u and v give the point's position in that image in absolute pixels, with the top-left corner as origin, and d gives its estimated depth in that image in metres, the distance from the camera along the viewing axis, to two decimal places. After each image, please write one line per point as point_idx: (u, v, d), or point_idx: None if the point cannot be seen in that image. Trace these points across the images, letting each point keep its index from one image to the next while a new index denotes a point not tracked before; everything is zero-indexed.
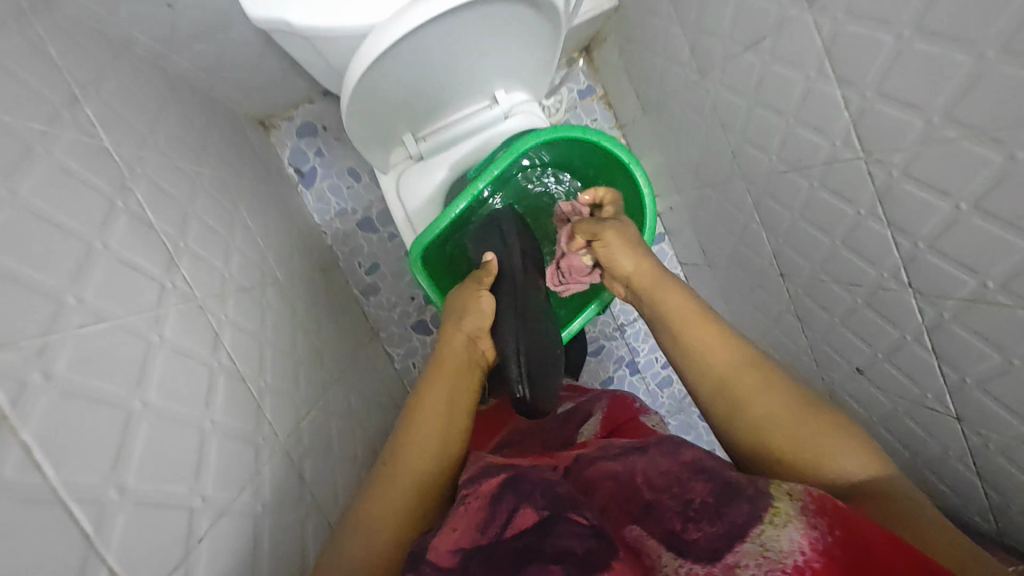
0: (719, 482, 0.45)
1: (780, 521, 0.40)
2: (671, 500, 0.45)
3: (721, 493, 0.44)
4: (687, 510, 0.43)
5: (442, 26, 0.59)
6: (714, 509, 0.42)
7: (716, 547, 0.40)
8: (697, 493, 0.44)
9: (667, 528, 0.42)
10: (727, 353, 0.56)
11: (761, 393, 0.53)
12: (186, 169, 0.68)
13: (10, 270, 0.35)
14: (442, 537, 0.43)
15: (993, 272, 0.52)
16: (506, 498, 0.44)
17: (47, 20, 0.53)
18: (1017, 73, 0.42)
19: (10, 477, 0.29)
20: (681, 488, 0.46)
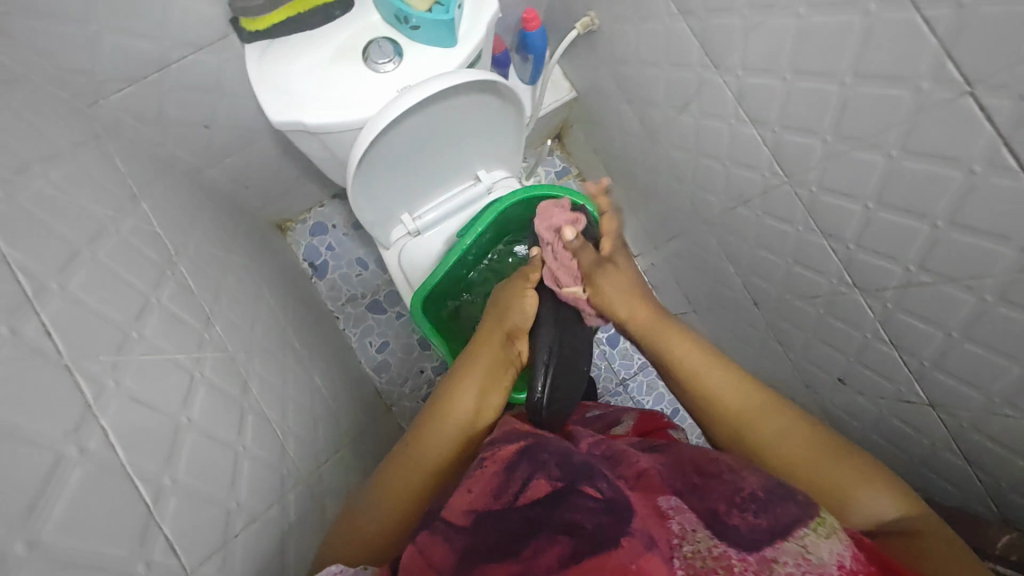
0: (771, 482, 0.47)
1: (825, 533, 0.42)
2: (727, 485, 0.47)
3: (774, 493, 0.45)
4: (736, 497, 0.45)
5: (424, 114, 0.71)
6: (761, 504, 0.44)
7: (757, 538, 0.41)
8: (753, 484, 0.46)
9: (708, 511, 0.44)
10: (739, 393, 0.58)
11: (779, 427, 0.55)
12: (217, 255, 0.80)
13: (91, 307, 0.44)
14: (458, 496, 0.47)
15: (910, 255, 0.61)
16: (520, 468, 0.48)
17: (116, 141, 0.67)
18: (873, 90, 0.54)
19: (93, 449, 0.37)
20: (733, 480, 0.48)
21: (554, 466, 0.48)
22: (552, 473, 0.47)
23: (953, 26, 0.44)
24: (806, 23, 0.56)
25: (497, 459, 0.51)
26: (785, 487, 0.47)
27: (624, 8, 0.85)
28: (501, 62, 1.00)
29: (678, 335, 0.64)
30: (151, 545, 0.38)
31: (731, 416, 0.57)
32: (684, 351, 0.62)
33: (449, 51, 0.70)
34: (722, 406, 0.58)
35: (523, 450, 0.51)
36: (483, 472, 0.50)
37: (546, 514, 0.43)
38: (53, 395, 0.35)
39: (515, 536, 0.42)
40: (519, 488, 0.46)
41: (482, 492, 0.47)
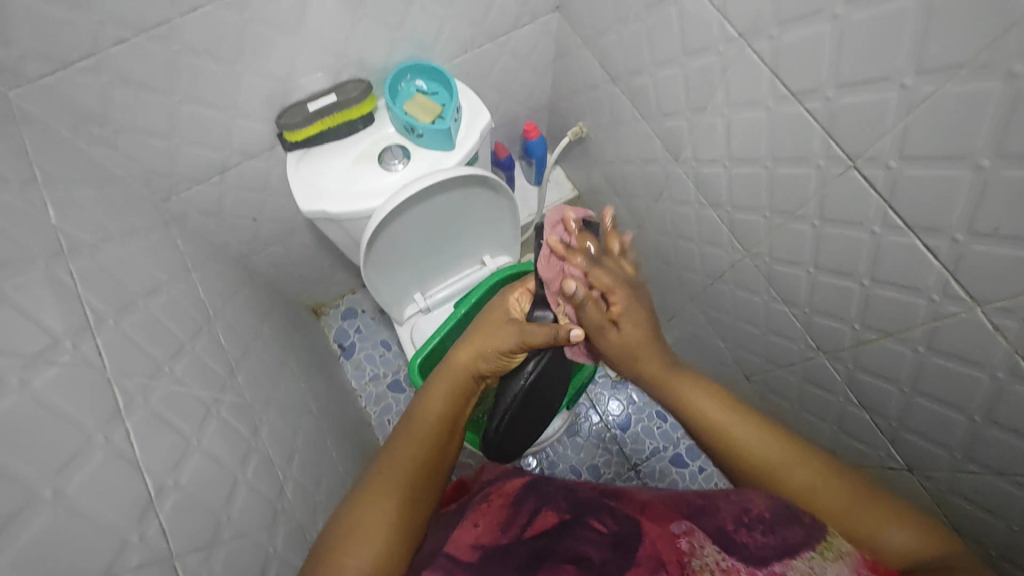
0: (779, 505, 0.45)
1: (831, 555, 0.39)
2: (730, 508, 0.47)
3: (779, 514, 0.44)
4: (743, 517, 0.45)
5: (426, 204, 0.85)
6: (768, 524, 0.43)
7: (765, 555, 0.40)
8: (757, 505, 0.46)
9: (716, 530, 0.44)
10: (751, 429, 0.54)
11: (796, 465, 0.51)
12: (251, 324, 0.93)
13: (135, 343, 0.56)
14: (465, 530, 0.52)
15: (853, 315, 0.66)
16: None
17: (179, 227, 0.84)
18: (788, 171, 0.63)
19: (119, 441, 0.46)
20: (739, 501, 0.47)
21: (560, 502, 0.54)
22: (558, 508, 0.53)
23: (827, 115, 0.54)
24: (730, 120, 0.67)
25: (503, 494, 0.59)
26: (793, 510, 0.45)
27: (603, 118, 0.99)
28: (505, 165, 1.15)
29: (688, 373, 0.60)
30: (148, 523, 0.44)
31: (748, 465, 0.53)
32: (697, 397, 0.57)
33: (448, 153, 0.86)
34: (743, 454, 0.53)
35: (528, 489, 0.59)
36: (489, 505, 0.56)
37: None
38: (93, 395, 0.46)
39: (518, 567, 0.44)
40: (525, 520, 0.52)
41: (489, 523, 0.52)
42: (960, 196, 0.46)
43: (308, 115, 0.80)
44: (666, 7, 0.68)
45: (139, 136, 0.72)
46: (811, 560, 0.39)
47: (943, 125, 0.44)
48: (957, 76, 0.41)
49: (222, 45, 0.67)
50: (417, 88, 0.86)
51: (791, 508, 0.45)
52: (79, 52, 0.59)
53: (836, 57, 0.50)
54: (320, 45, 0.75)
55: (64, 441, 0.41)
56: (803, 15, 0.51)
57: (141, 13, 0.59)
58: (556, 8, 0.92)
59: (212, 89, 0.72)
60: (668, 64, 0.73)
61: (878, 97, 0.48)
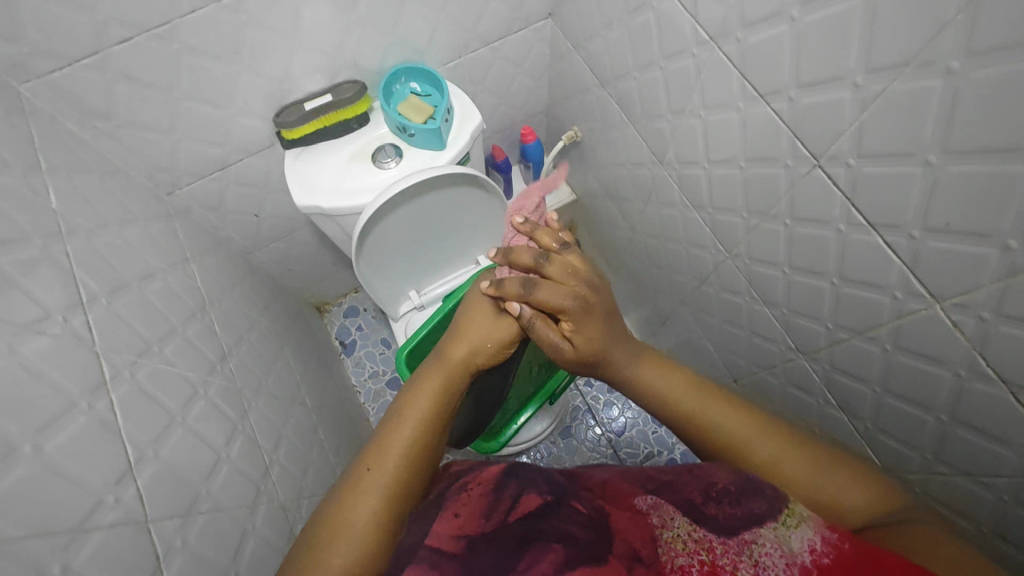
0: (740, 478, 0.47)
1: (794, 522, 0.39)
2: (697, 483, 0.48)
3: (743, 489, 0.46)
4: (709, 490, 0.46)
5: (417, 201, 0.88)
6: (734, 497, 0.45)
7: (733, 526, 0.41)
8: (721, 480, 0.47)
9: (686, 502, 0.45)
10: (713, 410, 0.57)
11: (757, 441, 0.53)
12: (249, 315, 0.96)
13: (126, 322, 0.59)
14: (444, 520, 0.46)
15: (827, 314, 0.66)
16: (507, 489, 0.49)
17: (181, 220, 0.88)
18: (761, 171, 0.64)
19: (102, 409, 0.49)
20: (705, 476, 0.49)
21: (541, 484, 0.51)
22: (541, 489, 0.49)
23: (791, 115, 0.55)
24: (706, 121, 0.69)
25: (480, 482, 0.52)
26: (756, 483, 0.47)
27: (596, 122, 1.01)
28: (502, 168, 1.18)
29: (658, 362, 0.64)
30: (125, 487, 0.47)
31: (712, 437, 0.56)
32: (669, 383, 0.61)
33: (439, 153, 0.89)
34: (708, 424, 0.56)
35: (506, 473, 0.53)
36: (468, 495, 0.49)
37: (537, 525, 0.44)
38: (79, 365, 0.49)
39: (505, 552, 0.41)
40: (509, 506, 0.47)
41: (472, 511, 0.47)
42: (914, 192, 0.47)
43: (304, 114, 0.83)
44: (645, 13, 0.71)
45: (143, 131, 0.76)
46: (778, 529, 0.39)
47: (894, 122, 0.45)
48: (904, 74, 0.43)
49: (221, 45, 0.71)
50: (411, 90, 0.90)
51: (753, 482, 0.47)
52: (85, 50, 0.64)
53: (795, 59, 0.52)
54: (316, 48, 0.79)
55: (48, 403, 0.43)
56: (765, 17, 0.53)
57: (143, 14, 0.63)
58: (549, 14, 0.95)
59: (212, 88, 0.76)
60: (649, 67, 0.75)
61: (835, 96, 0.49)
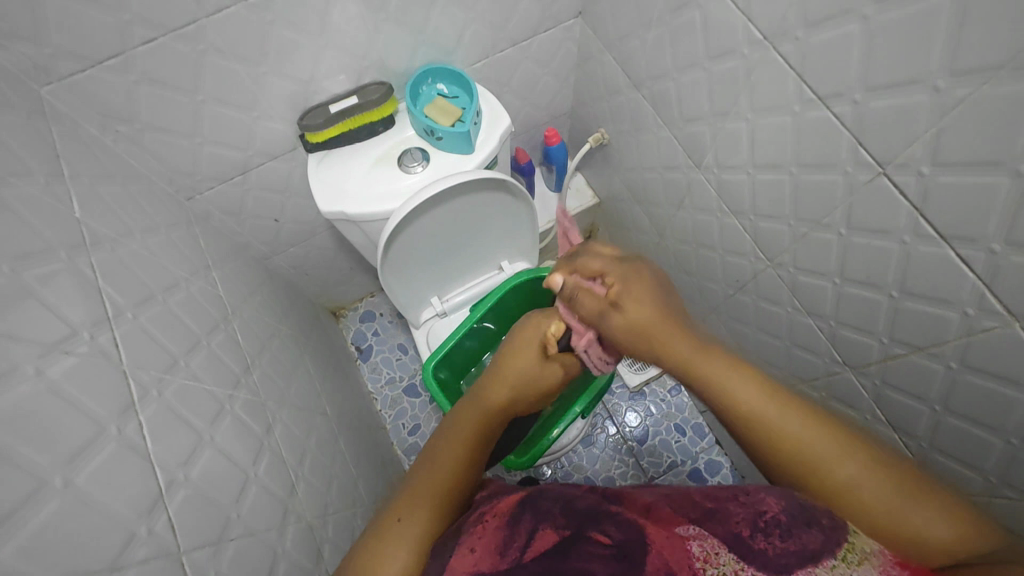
0: (794, 505, 0.42)
1: (856, 560, 0.36)
2: (743, 510, 0.44)
3: (797, 517, 0.41)
4: (758, 521, 0.41)
5: (444, 207, 0.85)
6: (785, 528, 0.40)
7: (785, 562, 0.37)
8: (771, 506, 0.43)
9: (731, 536, 0.41)
10: (782, 414, 0.46)
11: (829, 453, 0.43)
12: (269, 323, 0.93)
13: (153, 337, 0.56)
14: (459, 557, 0.42)
15: (881, 329, 0.63)
16: (525, 521, 0.45)
17: (201, 226, 0.85)
18: (815, 177, 0.61)
19: (131, 432, 0.46)
20: (753, 504, 0.44)
21: (559, 515, 0.46)
22: (558, 522, 0.44)
23: (855, 119, 0.52)
24: (754, 125, 0.65)
25: (498, 515, 0.48)
26: (811, 507, 0.42)
27: (625, 124, 0.98)
28: (525, 170, 1.15)
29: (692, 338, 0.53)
30: (156, 517, 0.44)
31: (762, 429, 0.46)
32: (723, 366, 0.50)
33: (468, 156, 0.86)
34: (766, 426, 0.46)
35: (523, 504, 0.49)
36: (484, 528, 0.46)
37: (555, 562, 0.39)
38: (108, 386, 0.46)
39: None
40: (523, 542, 0.43)
41: (487, 546, 0.43)
42: (998, 204, 0.44)
43: (329, 116, 0.80)
44: (689, 11, 0.68)
45: (164, 135, 0.73)
46: (836, 568, 0.35)
47: (979, 129, 0.42)
48: (995, 77, 0.40)
49: (246, 46, 0.69)
50: (438, 92, 0.87)
51: (807, 507, 0.42)
52: (108, 52, 0.61)
53: (864, 60, 0.49)
54: (343, 48, 0.76)
55: (78, 429, 0.41)
56: (830, 16, 0.50)
57: (169, 13, 0.61)
58: (579, 13, 0.92)
59: (236, 90, 0.73)
60: (691, 68, 0.72)
61: (910, 100, 0.46)
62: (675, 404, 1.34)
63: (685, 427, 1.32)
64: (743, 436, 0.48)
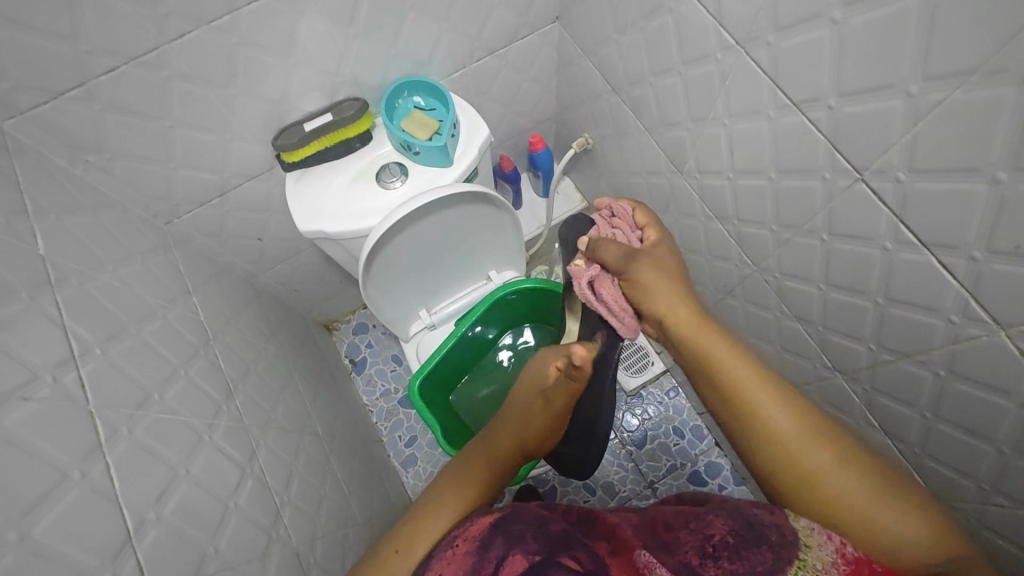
0: (742, 525, 0.42)
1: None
2: (690, 535, 0.43)
3: (746, 538, 0.40)
4: (706, 546, 0.41)
5: (425, 222, 0.84)
6: (735, 550, 0.40)
7: None
8: (716, 528, 0.42)
9: (680, 564, 0.40)
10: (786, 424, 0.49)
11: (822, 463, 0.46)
12: (255, 343, 0.92)
13: (124, 371, 0.56)
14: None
15: (869, 335, 0.61)
16: (495, 545, 0.43)
17: (181, 249, 0.84)
18: (795, 182, 0.59)
19: (96, 475, 0.45)
20: (699, 528, 0.43)
21: (532, 538, 0.43)
22: (529, 546, 0.42)
23: (831, 125, 0.51)
24: (732, 131, 0.64)
25: (469, 538, 0.46)
26: (758, 529, 0.41)
27: (608, 129, 0.96)
28: (511, 178, 1.13)
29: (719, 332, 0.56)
30: (123, 562, 0.44)
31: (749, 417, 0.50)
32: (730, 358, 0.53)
33: (447, 169, 0.85)
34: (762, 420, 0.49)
35: (498, 523, 0.46)
36: (455, 553, 0.45)
37: None
38: (71, 429, 0.45)
39: None
40: (491, 570, 0.41)
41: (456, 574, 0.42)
42: (977, 211, 0.42)
43: (304, 134, 0.79)
44: (662, 15, 0.66)
45: (135, 161, 0.72)
46: None
47: (954, 135, 0.41)
48: (967, 82, 0.38)
49: (213, 69, 0.68)
50: (415, 105, 0.86)
51: (756, 528, 0.41)
52: (70, 82, 0.60)
53: (837, 64, 0.47)
54: (313, 66, 0.75)
55: (35, 479, 0.40)
56: (801, 21, 0.48)
57: (128, 41, 0.60)
58: (556, 18, 0.90)
59: (206, 113, 0.72)
60: (667, 73, 0.70)
61: (884, 106, 0.45)
62: (673, 407, 1.32)
63: (684, 429, 1.30)
64: (734, 426, 0.52)
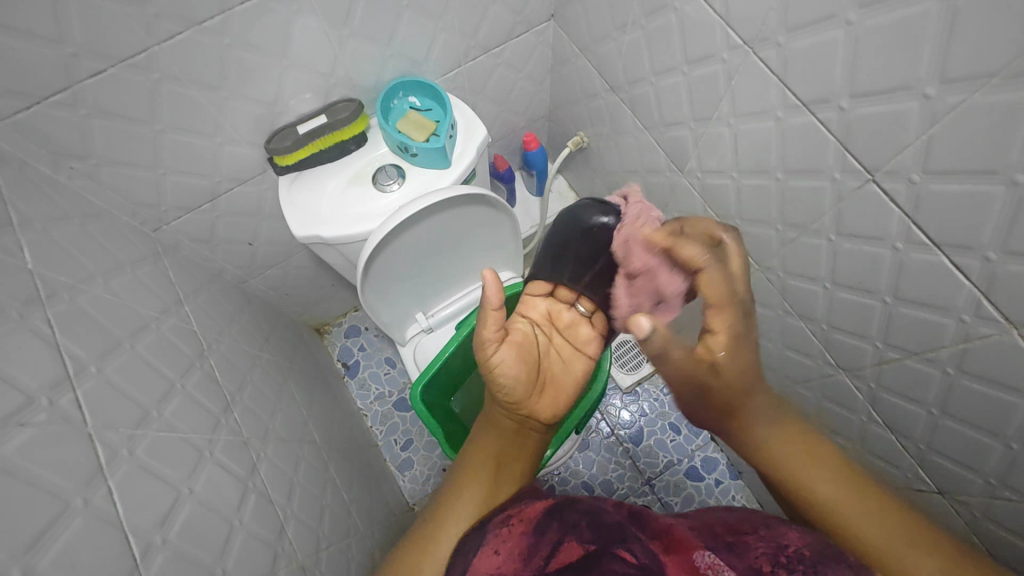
0: (818, 540, 0.42)
1: None
2: (762, 543, 0.43)
3: (822, 552, 0.41)
4: (778, 554, 0.41)
5: (421, 227, 0.82)
6: (809, 563, 0.40)
7: None
8: (792, 541, 0.42)
9: (748, 569, 0.40)
10: (830, 482, 0.46)
11: (862, 513, 0.43)
12: (249, 351, 0.90)
13: (122, 388, 0.53)
14: (483, 559, 0.43)
15: (875, 333, 0.62)
16: (551, 529, 0.45)
17: (171, 257, 0.82)
18: (802, 183, 0.59)
19: (98, 501, 0.43)
20: (772, 537, 0.44)
21: (586, 526, 0.45)
22: (584, 534, 0.44)
23: (842, 126, 0.50)
24: (737, 131, 0.64)
25: (524, 518, 0.48)
26: (836, 546, 0.42)
27: (604, 127, 0.95)
28: (505, 177, 1.12)
29: (773, 417, 0.52)
30: None
31: (789, 486, 0.47)
32: (786, 447, 0.49)
33: (445, 171, 0.84)
34: (805, 488, 0.46)
35: (552, 509, 0.48)
36: (510, 531, 0.46)
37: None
38: (71, 455, 0.43)
39: None
40: (547, 551, 0.43)
41: (510, 550, 0.44)
42: (993, 212, 0.42)
43: (297, 138, 0.77)
44: (665, 14, 0.65)
45: (121, 168, 0.70)
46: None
47: (974, 136, 0.41)
48: (987, 85, 0.38)
49: (203, 71, 0.65)
50: (410, 105, 0.84)
51: (832, 543, 0.42)
52: (53, 87, 0.57)
53: (850, 65, 0.47)
54: (308, 65, 0.72)
55: (36, 510, 0.38)
56: (815, 21, 0.48)
57: (115, 43, 0.57)
58: (551, 15, 0.89)
59: (198, 116, 0.70)
60: (670, 72, 0.70)
61: (898, 108, 0.45)
62: (668, 402, 1.32)
63: (680, 425, 1.30)
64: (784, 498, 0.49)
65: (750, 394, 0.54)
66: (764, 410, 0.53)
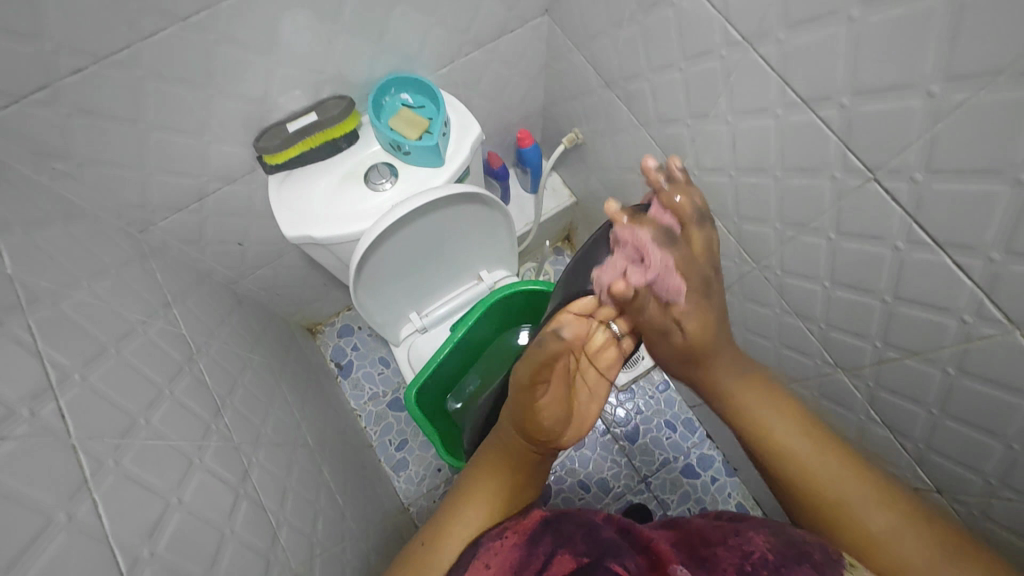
0: (782, 545, 0.43)
1: None
2: (728, 552, 0.44)
3: (787, 557, 0.42)
4: (744, 563, 0.42)
5: (415, 226, 0.81)
6: (772, 569, 0.41)
7: None
8: (757, 547, 0.43)
9: None
10: (805, 443, 0.50)
11: (846, 481, 0.48)
12: (240, 353, 0.88)
13: (108, 396, 0.52)
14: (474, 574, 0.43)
15: (874, 332, 0.61)
16: (545, 542, 0.45)
17: (158, 259, 0.80)
18: (802, 181, 0.58)
19: (82, 515, 0.42)
20: (738, 545, 0.44)
21: (580, 539, 0.45)
22: (578, 547, 0.44)
23: (843, 124, 0.50)
24: (735, 128, 0.63)
25: (519, 530, 0.47)
26: (801, 547, 0.43)
27: (599, 124, 0.94)
28: (499, 175, 1.10)
29: (748, 378, 0.55)
30: None
31: (770, 447, 0.51)
32: (762, 409, 0.53)
33: (438, 170, 0.82)
34: (780, 451, 0.51)
35: (549, 521, 0.48)
36: (503, 544, 0.46)
37: None
38: (53, 467, 0.42)
39: None
40: (540, 565, 0.43)
41: (502, 566, 0.44)
42: (998, 211, 0.42)
43: (287, 136, 0.76)
44: (662, 10, 0.64)
45: (105, 168, 0.68)
46: None
47: (979, 135, 0.40)
48: (993, 83, 0.37)
49: (189, 68, 0.63)
50: (402, 102, 0.83)
51: (796, 546, 0.43)
52: (33, 85, 0.55)
53: (852, 62, 0.46)
54: (297, 62, 0.71)
55: (17, 527, 0.37)
56: (817, 17, 0.47)
57: (96, 40, 0.55)
58: (545, 11, 0.88)
59: (184, 115, 0.68)
60: (667, 69, 0.69)
61: (902, 105, 0.44)
62: (664, 400, 1.32)
63: (676, 423, 1.30)
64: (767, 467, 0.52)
65: (716, 346, 0.54)
66: (731, 369, 0.55)
